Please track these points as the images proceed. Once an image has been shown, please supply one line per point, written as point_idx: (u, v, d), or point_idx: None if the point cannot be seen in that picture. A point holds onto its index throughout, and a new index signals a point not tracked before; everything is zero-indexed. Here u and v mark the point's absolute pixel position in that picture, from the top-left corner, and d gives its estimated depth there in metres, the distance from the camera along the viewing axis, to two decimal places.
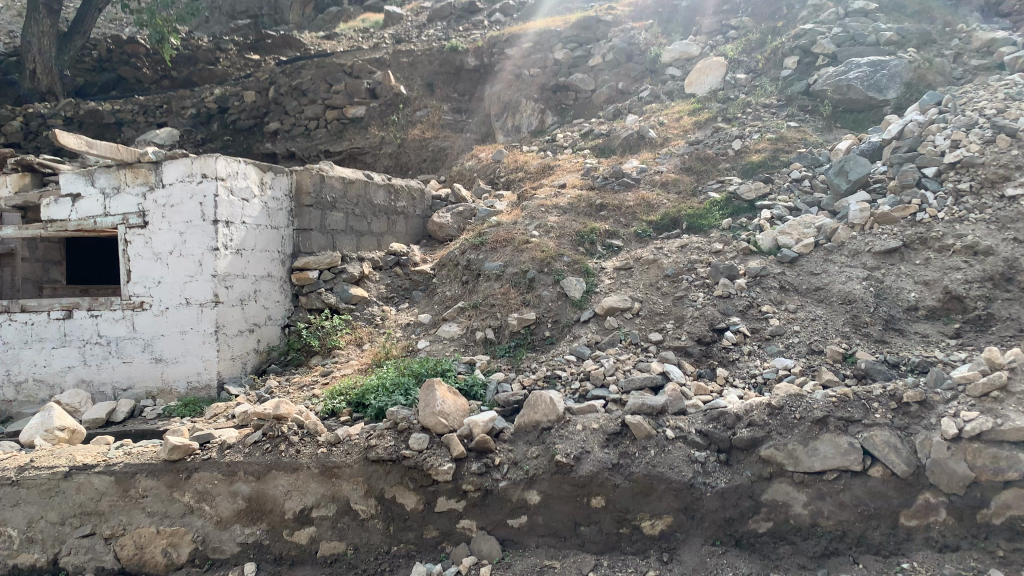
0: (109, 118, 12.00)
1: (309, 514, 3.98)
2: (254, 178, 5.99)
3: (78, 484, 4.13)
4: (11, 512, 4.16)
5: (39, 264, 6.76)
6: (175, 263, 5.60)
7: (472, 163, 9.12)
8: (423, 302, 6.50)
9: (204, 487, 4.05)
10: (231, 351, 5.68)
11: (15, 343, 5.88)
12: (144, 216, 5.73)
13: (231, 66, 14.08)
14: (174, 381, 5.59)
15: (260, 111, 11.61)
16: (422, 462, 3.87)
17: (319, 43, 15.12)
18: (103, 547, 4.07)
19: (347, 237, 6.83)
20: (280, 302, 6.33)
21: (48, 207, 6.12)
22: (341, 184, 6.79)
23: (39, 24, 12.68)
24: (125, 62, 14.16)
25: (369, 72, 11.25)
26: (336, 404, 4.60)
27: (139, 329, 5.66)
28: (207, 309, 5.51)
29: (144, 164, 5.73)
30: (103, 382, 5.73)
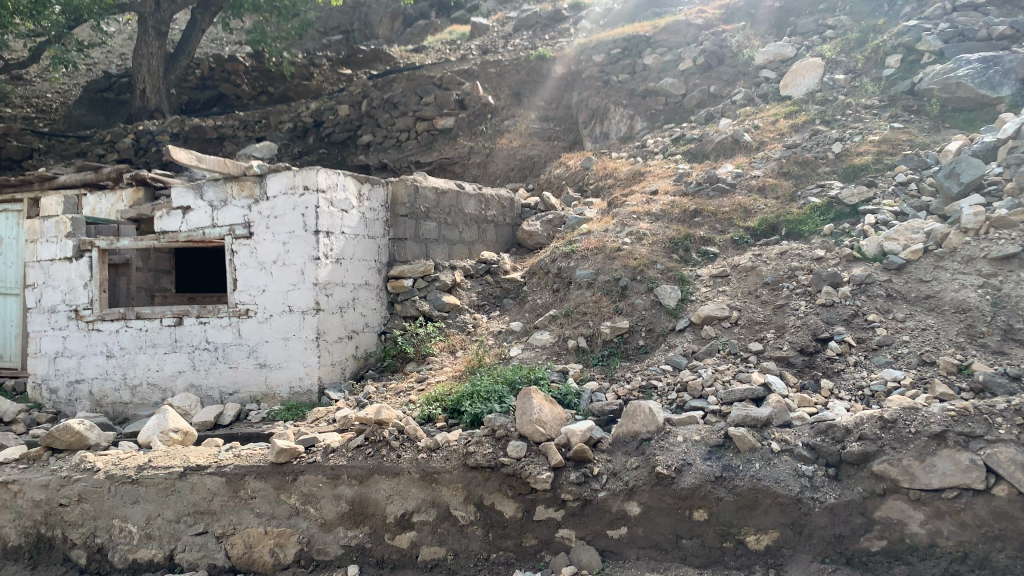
0: (212, 134, 12.56)
1: (410, 519, 4.05)
2: (353, 190, 6.16)
3: (192, 484, 4.31)
4: (131, 509, 4.38)
5: (151, 273, 7.15)
6: (279, 272, 5.81)
7: (561, 170, 9.10)
8: (513, 310, 6.50)
9: (309, 489, 4.17)
10: (331, 357, 5.84)
11: (131, 348, 6.18)
12: (249, 227, 5.95)
13: (325, 81, 14.54)
14: (277, 386, 5.79)
15: (353, 124, 11.93)
16: (521, 470, 3.87)
17: (408, 56, 15.47)
18: (215, 545, 4.24)
19: (440, 246, 6.94)
20: (376, 309, 6.47)
21: (162, 220, 6.38)
22: (434, 194, 6.91)
23: (150, 46, 13.42)
24: (225, 79, 14.80)
25: (458, 83, 11.45)
26: (432, 410, 4.66)
27: (244, 336, 5.88)
28: (309, 316, 5.70)
29: (250, 177, 5.96)
30: (211, 386, 5.98)
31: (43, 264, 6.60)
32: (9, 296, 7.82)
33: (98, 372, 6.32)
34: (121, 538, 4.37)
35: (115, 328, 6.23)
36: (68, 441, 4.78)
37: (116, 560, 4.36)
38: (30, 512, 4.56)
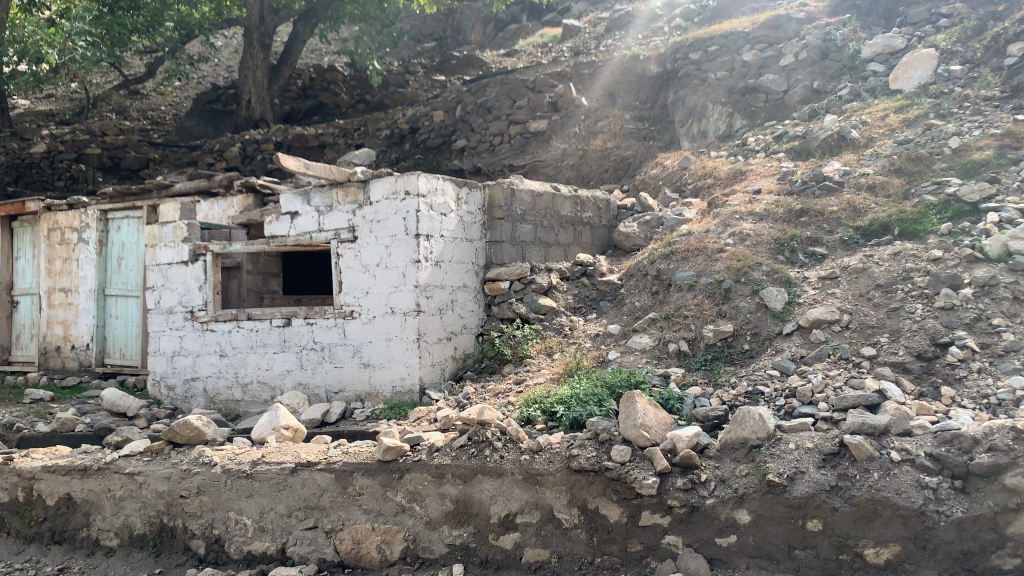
0: (314, 141, 13.01)
1: (513, 520, 4.07)
2: (451, 194, 6.23)
3: (304, 479, 4.45)
4: (246, 502, 4.55)
5: (260, 276, 7.48)
6: (382, 274, 5.94)
7: (657, 171, 8.99)
8: (611, 312, 6.44)
9: (415, 487, 4.25)
10: (432, 357, 5.93)
11: (243, 347, 6.44)
12: (354, 231, 6.12)
13: (419, 88, 14.81)
14: (381, 385, 5.92)
15: (447, 128, 12.13)
16: (626, 474, 3.84)
17: (500, 61, 15.63)
18: (325, 540, 4.36)
19: (536, 248, 6.94)
20: (474, 311, 6.54)
21: (271, 225, 6.62)
22: (531, 197, 6.91)
23: (255, 59, 14.08)
24: (325, 88, 15.29)
25: (551, 85, 11.50)
26: (532, 411, 4.67)
27: (349, 336, 6.04)
28: (410, 317, 5.80)
29: (354, 182, 6.12)
30: (317, 385, 6.17)
31: (162, 268, 6.95)
32: (130, 298, 8.33)
33: (212, 371, 6.62)
34: (237, 530, 4.55)
35: (228, 329, 6.51)
36: (187, 436, 5.03)
37: (232, 551, 4.54)
38: (153, 502, 4.79)
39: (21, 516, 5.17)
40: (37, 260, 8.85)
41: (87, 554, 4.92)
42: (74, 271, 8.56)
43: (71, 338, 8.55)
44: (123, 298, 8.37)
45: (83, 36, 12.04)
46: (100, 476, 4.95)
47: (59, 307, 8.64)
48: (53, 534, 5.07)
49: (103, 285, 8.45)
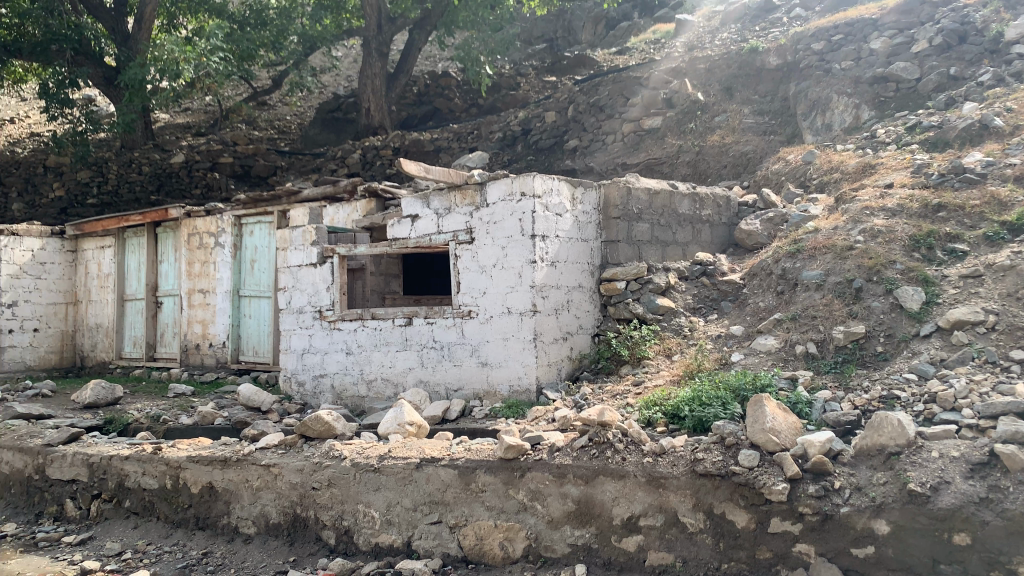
0: (430, 146, 13.31)
1: (636, 522, 4.02)
2: (567, 194, 6.24)
3: (428, 474, 4.58)
4: (374, 495, 4.70)
5: (382, 278, 7.79)
6: (499, 275, 6.02)
7: (779, 166, 8.71)
8: (733, 313, 6.27)
9: (537, 486, 4.28)
10: (548, 357, 5.95)
11: (367, 345, 6.67)
12: (471, 233, 6.22)
13: (531, 89, 14.89)
14: (499, 384, 5.99)
15: (560, 129, 12.21)
16: (754, 479, 3.75)
17: (612, 59, 15.56)
18: (449, 535, 4.45)
19: (653, 248, 6.84)
20: (590, 311, 6.52)
21: (393, 227, 6.82)
22: (647, 195, 6.81)
23: (374, 68, 14.60)
24: (439, 93, 15.60)
25: (666, 82, 11.38)
26: (652, 414, 4.63)
27: (467, 335, 6.15)
28: (527, 317, 5.84)
29: (472, 185, 6.23)
30: (437, 383, 6.31)
31: (292, 270, 7.28)
32: (262, 298, 8.79)
33: (339, 368, 6.88)
34: (365, 522, 4.70)
35: (354, 327, 6.76)
36: (318, 430, 5.34)
37: (361, 542, 4.69)
38: (287, 493, 5.02)
39: (168, 501, 5.52)
40: (179, 263, 9.47)
41: (228, 540, 5.20)
42: (211, 273, 9.10)
43: (208, 336, 9.09)
44: (256, 298, 8.85)
45: (217, 51, 12.81)
46: (239, 467, 5.25)
47: (198, 307, 9.21)
48: (197, 520, 5.39)
49: (238, 286, 8.95)
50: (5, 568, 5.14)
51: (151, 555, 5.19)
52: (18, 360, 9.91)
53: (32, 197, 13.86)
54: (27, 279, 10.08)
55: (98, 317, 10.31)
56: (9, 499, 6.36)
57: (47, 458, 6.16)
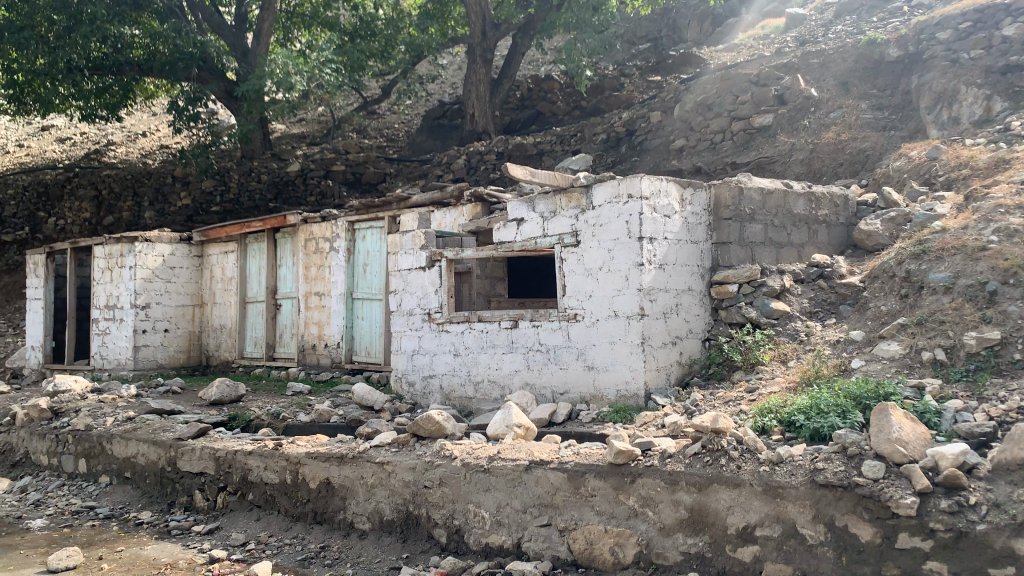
0: (533, 150, 13.36)
1: (752, 532, 3.91)
2: (676, 195, 6.14)
3: (538, 477, 4.60)
4: (484, 496, 4.76)
5: (488, 280, 7.92)
6: (605, 278, 5.98)
7: (901, 163, 8.29)
8: (853, 318, 6.00)
9: (648, 492, 4.23)
10: (656, 362, 5.87)
11: (474, 347, 6.77)
12: (577, 235, 6.21)
13: (635, 89, 14.73)
14: (606, 389, 5.95)
15: (666, 130, 11.97)
16: (879, 492, 3.59)
17: (720, 56, 15.31)
18: (559, 538, 4.46)
19: (766, 249, 6.65)
20: (700, 315, 6.37)
21: (499, 231, 6.87)
22: (760, 195, 6.61)
23: (478, 73, 14.81)
24: (543, 97, 15.65)
25: (777, 78, 11.07)
26: (767, 421, 4.51)
27: (574, 338, 6.14)
28: (634, 321, 5.78)
29: (578, 188, 6.23)
30: (544, 385, 6.32)
31: (403, 273, 7.46)
32: (374, 301, 9.06)
33: (447, 369, 6.99)
34: (476, 522, 4.77)
35: (462, 329, 6.87)
36: (430, 429, 5.47)
37: (471, 542, 4.76)
38: (400, 490, 5.15)
39: (288, 496, 5.77)
40: (296, 267, 9.89)
41: (344, 534, 5.38)
42: (326, 277, 9.47)
43: (324, 337, 9.47)
44: (368, 301, 9.12)
45: (329, 63, 13.39)
46: (355, 464, 5.42)
47: (314, 309, 9.60)
48: (315, 515, 5.60)
49: (351, 289, 9.26)
50: (143, 553, 5.50)
51: (273, 546, 5.44)
52: (151, 358, 10.59)
53: (162, 205, 14.65)
54: (159, 282, 10.75)
55: (222, 318, 10.88)
56: (145, 488, 6.79)
57: (179, 451, 6.56)
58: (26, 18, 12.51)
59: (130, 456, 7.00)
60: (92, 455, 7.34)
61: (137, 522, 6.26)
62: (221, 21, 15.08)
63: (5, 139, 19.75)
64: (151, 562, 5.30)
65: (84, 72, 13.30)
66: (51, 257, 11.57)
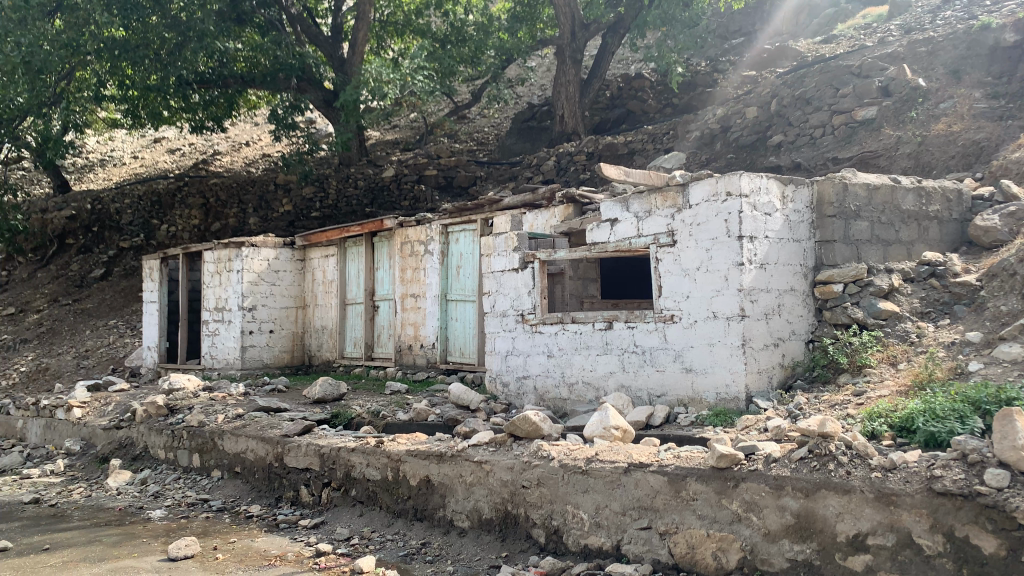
0: (624, 149, 13.22)
1: (864, 541, 3.77)
2: (776, 193, 5.99)
3: (637, 479, 4.56)
4: (582, 497, 4.76)
5: (581, 281, 7.92)
6: (703, 278, 5.88)
7: (1019, 154, 7.83)
8: (969, 319, 5.72)
9: (751, 497, 4.14)
10: (757, 364, 5.73)
11: (568, 349, 6.77)
12: (674, 235, 6.13)
13: (729, 86, 14.48)
14: (704, 391, 5.84)
15: (762, 125, 11.67)
16: (1004, 502, 3.41)
17: (818, 47, 14.89)
18: (659, 541, 4.41)
19: (873, 247, 6.40)
20: (803, 316, 6.18)
21: (593, 232, 6.85)
22: (866, 191, 6.38)
23: (567, 75, 14.78)
24: (633, 96, 15.54)
25: (880, 69, 10.69)
26: (877, 426, 4.35)
27: (670, 340, 6.06)
28: (734, 322, 5.67)
29: (673, 187, 6.14)
30: (640, 388, 6.26)
31: (496, 275, 7.53)
32: (467, 303, 9.18)
33: (541, 370, 7.02)
34: (575, 523, 4.78)
35: (555, 330, 6.89)
36: (527, 429, 5.52)
37: (570, 542, 4.77)
38: (499, 490, 5.20)
39: (390, 492, 5.91)
40: (392, 270, 10.15)
41: (443, 532, 5.48)
42: (422, 279, 9.69)
43: (420, 337, 9.68)
44: (462, 302, 9.25)
45: (421, 70, 13.61)
46: (454, 462, 5.51)
47: (411, 310, 9.84)
48: (416, 512, 5.73)
49: (445, 290, 9.43)
50: (254, 545, 5.75)
51: (375, 541, 5.59)
52: (257, 358, 11.06)
53: (265, 212, 15.48)
54: (265, 286, 11.21)
55: (323, 319, 11.26)
56: (254, 483, 7.10)
57: (285, 447, 6.82)
58: (141, 37, 13.09)
59: (239, 452, 7.33)
60: (205, 450, 7.73)
61: (248, 515, 6.56)
62: (317, 32, 15.65)
63: (122, 151, 21.00)
64: (261, 554, 5.53)
65: (192, 85, 14.01)
66: (165, 262, 12.24)
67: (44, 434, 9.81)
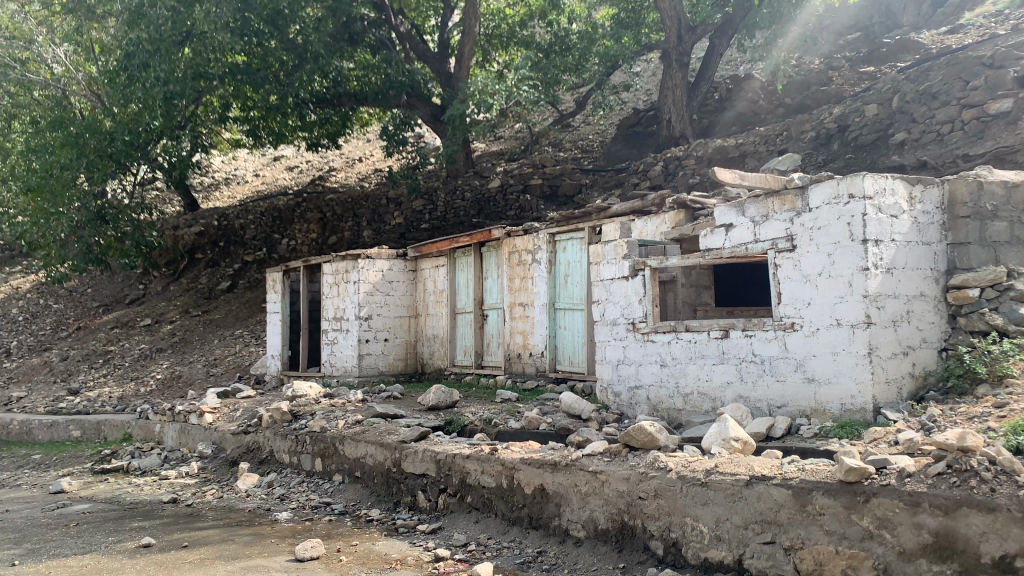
0: (736, 151, 12.79)
1: (1013, 563, 3.53)
2: (904, 193, 5.71)
3: (760, 492, 4.44)
4: (702, 509, 4.67)
5: (693, 289, 7.78)
6: (825, 284, 5.67)
7: None
8: None
9: (884, 513, 3.94)
10: (886, 374, 5.47)
11: (682, 358, 6.66)
12: (793, 240, 5.93)
13: (845, 83, 13.98)
14: (828, 403, 5.63)
15: (883, 123, 11.15)
16: None
17: (943, 38, 14.27)
18: (783, 557, 4.27)
19: (1012, 250, 5.93)
20: (935, 323, 5.86)
21: (706, 238, 6.69)
22: (1004, 190, 5.93)
23: (674, 78, 14.56)
24: (743, 98, 15.07)
25: (1015, 58, 10.11)
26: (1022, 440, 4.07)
27: (791, 349, 5.87)
28: (859, 330, 5.44)
29: (791, 190, 5.94)
30: (759, 398, 6.09)
31: (606, 283, 7.50)
32: (576, 311, 9.17)
33: (654, 380, 6.92)
34: (694, 536, 4.68)
35: (669, 339, 6.79)
36: (642, 440, 5.47)
37: (689, 555, 4.67)
38: (615, 500, 5.17)
39: (504, 500, 5.96)
40: (501, 279, 10.28)
41: (560, 541, 5.49)
42: (530, 287, 9.76)
43: (529, 346, 9.75)
44: (571, 311, 9.25)
45: (526, 80, 13.72)
46: (569, 471, 5.52)
47: (519, 319, 9.92)
48: (531, 520, 5.76)
49: (554, 299, 9.48)
50: (375, 549, 5.93)
51: (492, 548, 5.66)
52: (373, 366, 11.42)
53: (378, 225, 16.01)
54: (380, 296, 11.56)
55: (435, 328, 11.51)
56: (373, 488, 7.32)
57: (403, 453, 7.01)
58: (261, 61, 13.78)
59: (359, 457, 7.58)
60: (326, 455, 8.02)
61: (368, 519, 6.77)
62: (425, 48, 15.96)
63: (245, 171, 22.15)
64: (383, 557, 5.70)
65: (309, 105, 14.90)
66: (287, 274, 12.84)
67: (179, 438, 10.42)
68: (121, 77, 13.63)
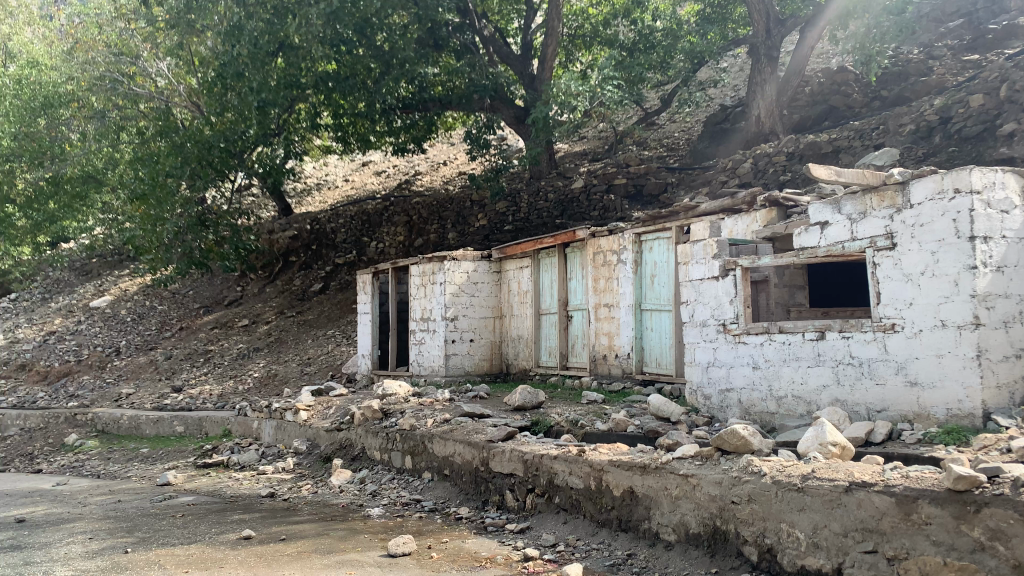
0: (829, 147, 12.38)
1: None
2: (1014, 188, 5.42)
3: (860, 499, 4.29)
4: (798, 515, 4.55)
5: (787, 289, 7.61)
6: (929, 283, 5.42)
7: None
8: None
9: (998, 524, 3.76)
10: (997, 378, 5.19)
11: (776, 360, 6.49)
12: (893, 238, 5.70)
13: (947, 72, 13.38)
14: (933, 407, 5.38)
15: (991, 113, 10.59)
16: None
17: None
18: (887, 567, 4.11)
19: None
20: None
21: (800, 236, 6.50)
22: None
23: (763, 73, 14.25)
24: (836, 91, 14.63)
25: None
26: None
27: (892, 351, 5.64)
28: (967, 331, 5.18)
29: (891, 186, 5.71)
30: (857, 402, 5.89)
31: (694, 283, 7.39)
32: (663, 312, 9.06)
33: (745, 382, 6.78)
34: (790, 542, 4.56)
35: (761, 340, 6.63)
36: (734, 444, 5.38)
37: (786, 562, 4.55)
38: (706, 504, 5.09)
39: (593, 501, 5.95)
40: (586, 280, 10.25)
41: (650, 544, 5.43)
42: (616, 288, 9.71)
43: (615, 347, 9.69)
44: (657, 312, 9.15)
45: (610, 79, 13.64)
46: (659, 474, 5.47)
47: (605, 320, 9.89)
48: (620, 522, 5.72)
49: (640, 299, 9.40)
50: (465, 546, 6.02)
51: (581, 549, 5.65)
52: (460, 366, 11.57)
53: (462, 226, 16.22)
54: (465, 297, 11.70)
55: (520, 329, 11.57)
56: (462, 486, 7.42)
57: (490, 452, 7.08)
58: (349, 68, 14.10)
59: (448, 456, 7.69)
60: (416, 453, 8.18)
61: (458, 517, 6.87)
62: (509, 51, 16.20)
63: (335, 176, 22.80)
64: (473, 555, 5.77)
65: (396, 111, 15.23)
66: (376, 276, 13.15)
67: (275, 435, 10.81)
68: (219, 87, 14.27)
